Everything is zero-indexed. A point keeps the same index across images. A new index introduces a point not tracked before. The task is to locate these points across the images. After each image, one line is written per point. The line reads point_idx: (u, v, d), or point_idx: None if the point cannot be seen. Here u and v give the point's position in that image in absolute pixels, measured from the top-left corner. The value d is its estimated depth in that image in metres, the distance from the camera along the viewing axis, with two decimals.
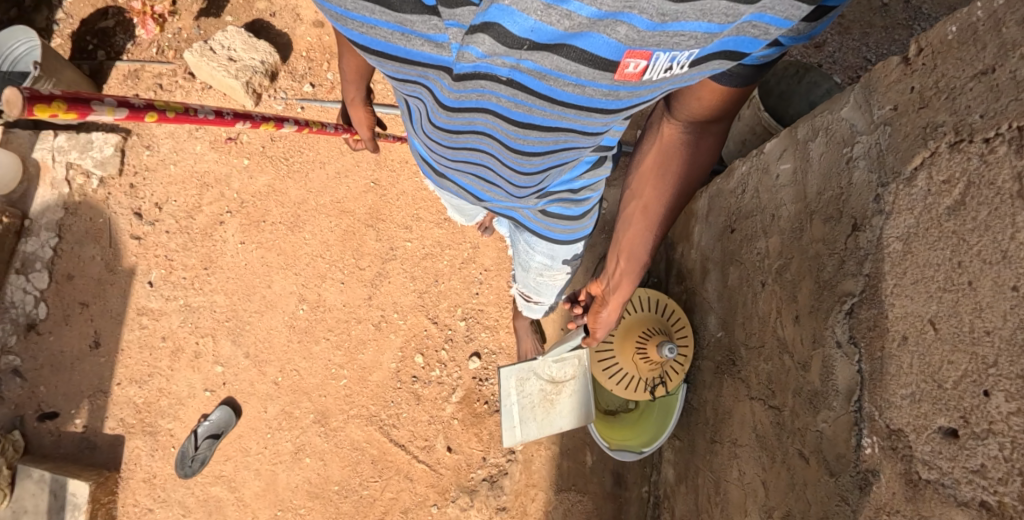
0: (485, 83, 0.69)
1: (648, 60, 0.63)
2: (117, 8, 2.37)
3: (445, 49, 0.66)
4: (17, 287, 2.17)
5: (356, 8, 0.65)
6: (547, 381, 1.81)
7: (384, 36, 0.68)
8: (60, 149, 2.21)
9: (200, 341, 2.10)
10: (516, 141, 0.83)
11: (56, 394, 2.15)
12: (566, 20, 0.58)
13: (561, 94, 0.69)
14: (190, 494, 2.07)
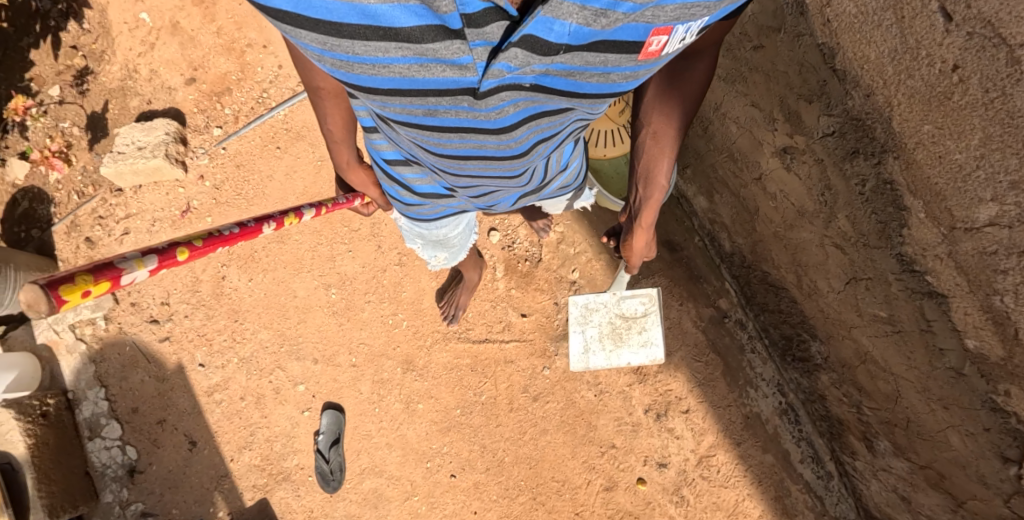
0: (507, 96, 0.80)
1: (668, 34, 0.78)
2: (24, 189, 2.52)
3: (470, 70, 0.74)
4: (100, 449, 2.28)
5: (367, 50, 0.73)
6: (618, 316, 1.96)
7: (400, 71, 0.76)
8: (56, 320, 2.32)
9: (272, 378, 2.20)
10: (509, 144, 0.98)
11: (188, 507, 2.24)
12: (604, 17, 0.69)
13: (582, 86, 0.84)
14: (350, 501, 2.17)
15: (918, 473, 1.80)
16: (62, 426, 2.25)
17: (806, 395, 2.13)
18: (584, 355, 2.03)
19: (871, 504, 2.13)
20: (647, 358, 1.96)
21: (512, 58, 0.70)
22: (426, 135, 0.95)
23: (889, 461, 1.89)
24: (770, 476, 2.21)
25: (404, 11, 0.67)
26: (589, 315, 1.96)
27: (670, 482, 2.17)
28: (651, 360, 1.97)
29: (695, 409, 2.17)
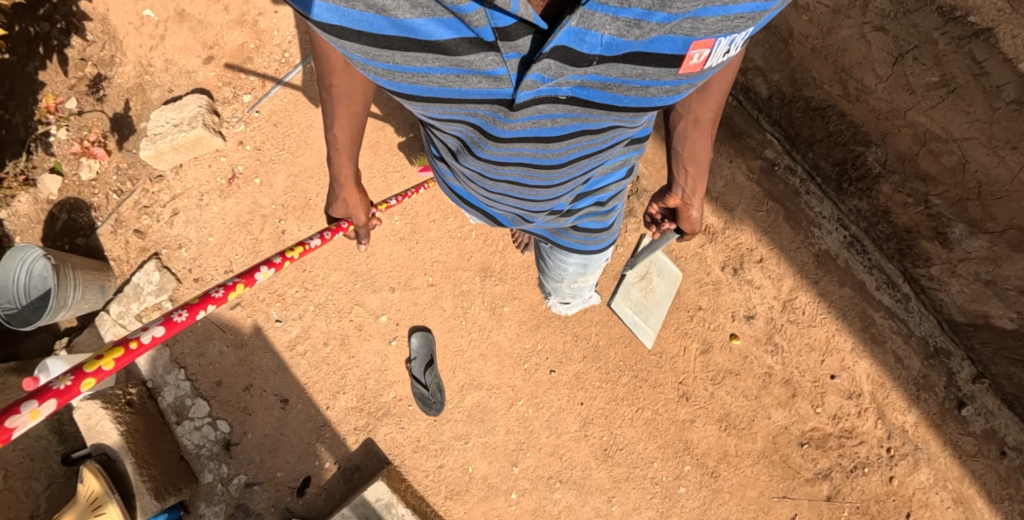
0: (542, 105, 0.91)
1: (710, 47, 0.88)
2: (59, 202, 2.50)
3: (503, 81, 0.86)
4: (191, 430, 2.24)
5: (407, 60, 0.88)
6: (639, 279, 2.21)
7: (438, 79, 0.90)
8: (121, 313, 2.30)
9: (352, 316, 2.19)
10: (546, 155, 1.09)
11: (293, 467, 2.20)
12: (636, 29, 0.80)
13: (620, 98, 0.94)
14: (456, 420, 2.16)
15: (999, 244, 1.86)
16: (149, 414, 2.21)
17: (869, 220, 2.19)
18: (647, 327, 2.19)
19: (954, 311, 2.18)
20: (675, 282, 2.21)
21: (545, 68, 0.82)
22: (470, 140, 1.08)
23: (968, 249, 1.95)
24: (853, 309, 2.24)
25: (439, 26, 0.81)
26: (625, 298, 2.21)
27: (760, 333, 2.21)
28: (676, 282, 2.21)
29: (769, 257, 2.22)
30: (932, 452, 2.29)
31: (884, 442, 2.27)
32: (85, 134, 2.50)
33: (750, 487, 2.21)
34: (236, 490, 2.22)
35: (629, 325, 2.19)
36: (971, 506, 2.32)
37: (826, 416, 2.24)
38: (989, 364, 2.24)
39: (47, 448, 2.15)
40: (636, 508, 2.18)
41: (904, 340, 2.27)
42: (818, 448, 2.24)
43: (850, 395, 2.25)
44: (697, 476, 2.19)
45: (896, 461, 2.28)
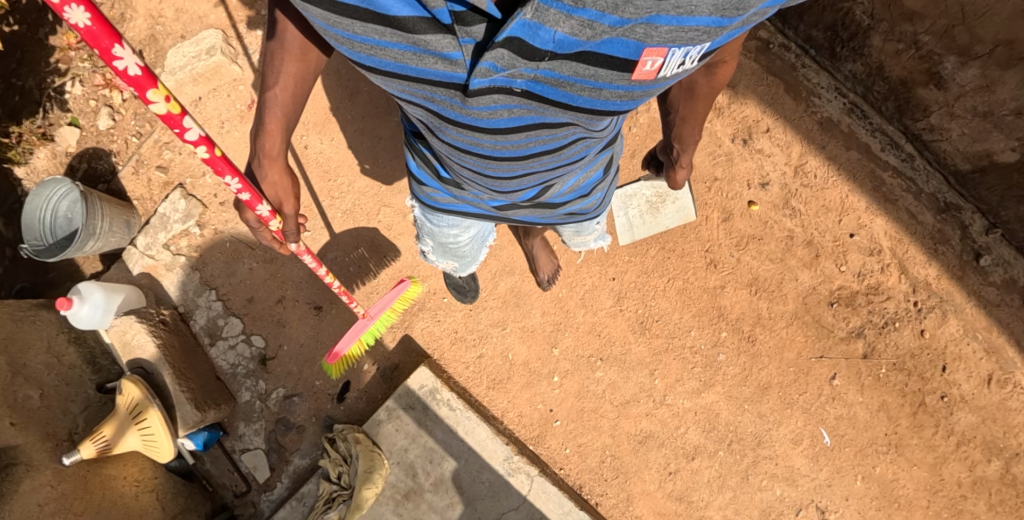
0: (497, 95, 0.92)
1: (663, 56, 0.87)
2: (78, 155, 2.48)
3: (457, 65, 0.87)
4: (225, 350, 2.24)
5: (366, 31, 0.88)
6: (653, 194, 2.25)
7: (396, 55, 0.90)
8: (148, 245, 2.28)
9: (381, 217, 2.25)
10: (504, 145, 1.09)
11: (331, 374, 2.20)
12: (590, 29, 0.79)
13: (574, 97, 0.95)
14: (491, 307, 2.20)
15: (989, 69, 1.95)
16: (181, 335, 2.19)
17: (865, 84, 2.28)
18: (630, 231, 2.25)
19: (958, 159, 2.25)
20: (683, 217, 2.23)
21: (498, 58, 0.82)
22: (431, 123, 1.09)
23: (962, 84, 2.03)
24: (862, 170, 2.32)
25: (398, 1, 0.81)
26: (629, 201, 2.27)
27: (776, 199, 2.28)
28: (686, 220, 2.24)
29: (776, 126, 2.31)
30: (958, 303, 2.33)
31: (910, 296, 2.31)
32: (105, 71, 2.51)
33: (787, 350, 2.24)
34: (275, 404, 2.21)
35: (617, 223, 2.25)
36: (1004, 357, 2.35)
37: (851, 274, 2.28)
38: (1000, 211, 2.29)
39: (82, 376, 2.13)
40: (679, 379, 2.19)
41: (915, 196, 2.33)
42: (847, 306, 2.28)
43: (870, 252, 2.30)
44: (734, 342, 2.22)
45: (925, 314, 2.31)
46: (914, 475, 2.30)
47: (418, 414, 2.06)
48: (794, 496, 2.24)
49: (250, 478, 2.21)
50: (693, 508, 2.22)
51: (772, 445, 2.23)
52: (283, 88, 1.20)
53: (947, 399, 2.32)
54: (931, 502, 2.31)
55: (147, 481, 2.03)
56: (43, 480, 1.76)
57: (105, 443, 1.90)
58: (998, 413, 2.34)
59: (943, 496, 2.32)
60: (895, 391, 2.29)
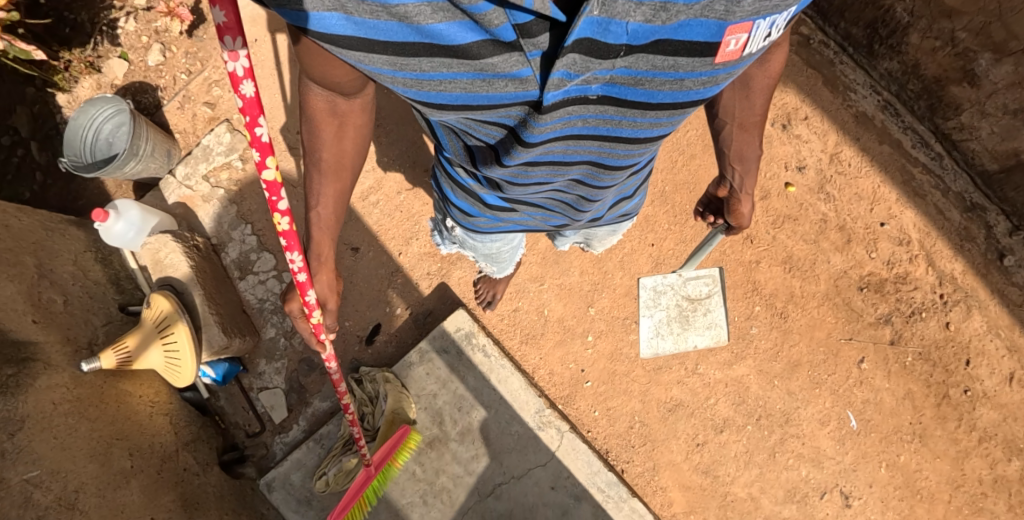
0: (572, 105, 0.78)
1: (748, 31, 0.73)
2: (122, 88, 2.47)
3: (530, 82, 0.73)
4: (255, 285, 2.22)
5: (433, 67, 0.73)
6: (685, 299, 2.23)
7: (463, 84, 0.75)
8: (188, 175, 2.29)
9: (427, 166, 2.26)
10: (580, 150, 0.96)
11: (361, 316, 2.16)
12: (665, 13, 0.66)
13: (655, 93, 0.80)
14: (531, 261, 2.20)
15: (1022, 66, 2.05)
16: (213, 265, 2.17)
17: (900, 82, 2.37)
18: (654, 338, 2.18)
19: (986, 159, 2.34)
20: (713, 338, 2.20)
21: (570, 64, 0.68)
22: (496, 144, 0.94)
23: (995, 81, 2.13)
24: (893, 164, 2.38)
25: (461, 29, 0.66)
26: (657, 300, 2.22)
27: (812, 183, 2.32)
28: (715, 340, 2.20)
29: (814, 114, 2.36)
30: (981, 300, 2.38)
31: (936, 289, 2.35)
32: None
33: (817, 329, 2.25)
34: (301, 344, 2.18)
35: (643, 325, 2.19)
36: None
37: (880, 261, 2.32)
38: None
39: (105, 294, 2.09)
40: (711, 349, 2.19)
41: (943, 193, 2.40)
42: (876, 292, 2.31)
43: (900, 242, 2.34)
44: (767, 316, 2.23)
45: (950, 307, 2.35)
46: (937, 467, 2.31)
47: (450, 358, 2.05)
48: (819, 478, 2.22)
49: (265, 418, 2.15)
50: (720, 482, 2.19)
51: (800, 424, 2.22)
52: (323, 196, 1.10)
53: (970, 394, 2.35)
54: (952, 497, 2.31)
55: (162, 404, 1.97)
56: (59, 380, 1.71)
57: (126, 355, 1.85)
58: (1018, 412, 2.37)
59: (963, 492, 2.32)
60: (920, 381, 2.31)
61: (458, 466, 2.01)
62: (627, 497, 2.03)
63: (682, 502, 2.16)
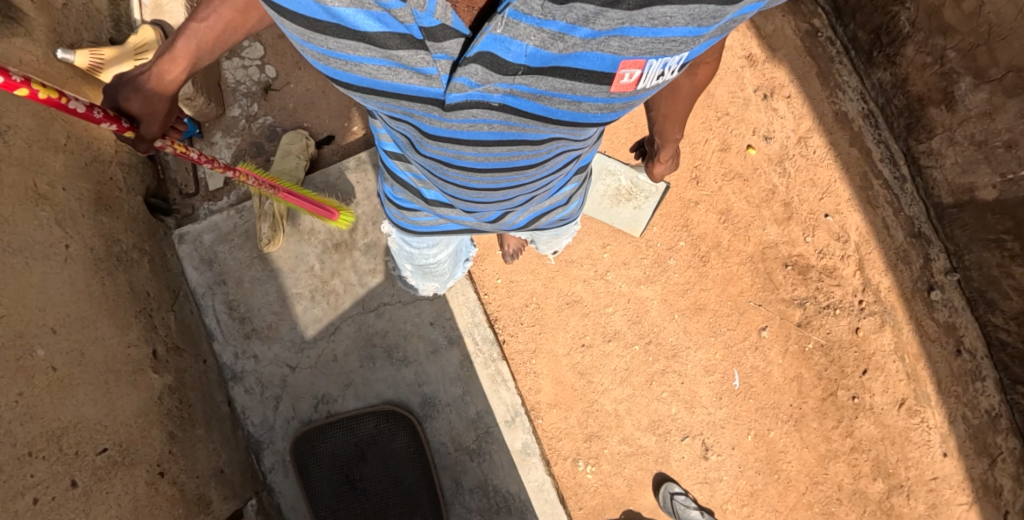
0: (475, 110, 0.83)
1: (642, 67, 0.78)
2: None
3: (435, 80, 0.78)
4: (236, 68, 2.31)
5: (340, 47, 0.77)
6: (624, 182, 2.30)
7: (370, 71, 0.79)
8: None
9: None
10: (487, 160, 1.01)
11: (321, 123, 2.30)
12: (560, 42, 0.70)
13: (553, 111, 0.85)
14: None
15: (996, 95, 2.10)
16: None
17: (887, 95, 2.41)
18: (588, 208, 2.29)
19: (943, 191, 2.37)
20: (629, 225, 2.27)
21: (472, 73, 0.73)
22: (414, 136, 0.98)
23: (969, 107, 2.17)
24: (856, 168, 2.43)
25: (370, 18, 0.71)
26: (602, 174, 2.31)
27: (773, 154, 2.39)
28: (628, 230, 2.28)
29: (796, 95, 2.42)
30: (898, 320, 2.42)
31: (858, 293, 2.40)
32: None
33: (731, 284, 2.32)
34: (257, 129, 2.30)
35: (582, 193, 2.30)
36: (922, 388, 2.43)
37: (812, 248, 2.38)
38: (964, 253, 2.40)
39: (101, 22, 2.23)
40: (626, 263, 2.27)
41: (894, 212, 2.44)
42: (799, 274, 2.37)
43: (837, 238, 2.40)
44: (688, 254, 2.30)
45: (865, 315, 2.40)
46: (803, 457, 2.35)
47: (388, 265, 2.10)
48: (686, 420, 2.27)
49: (201, 184, 2.28)
50: (592, 390, 2.25)
51: (685, 363, 2.28)
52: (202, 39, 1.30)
53: (857, 401, 2.39)
54: (807, 492, 2.36)
55: None
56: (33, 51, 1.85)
57: (99, 63, 2.03)
58: (898, 437, 2.42)
59: (819, 490, 2.36)
60: (813, 369, 2.36)
61: (353, 276, 2.12)
62: (496, 358, 2.13)
63: (549, 392, 2.23)
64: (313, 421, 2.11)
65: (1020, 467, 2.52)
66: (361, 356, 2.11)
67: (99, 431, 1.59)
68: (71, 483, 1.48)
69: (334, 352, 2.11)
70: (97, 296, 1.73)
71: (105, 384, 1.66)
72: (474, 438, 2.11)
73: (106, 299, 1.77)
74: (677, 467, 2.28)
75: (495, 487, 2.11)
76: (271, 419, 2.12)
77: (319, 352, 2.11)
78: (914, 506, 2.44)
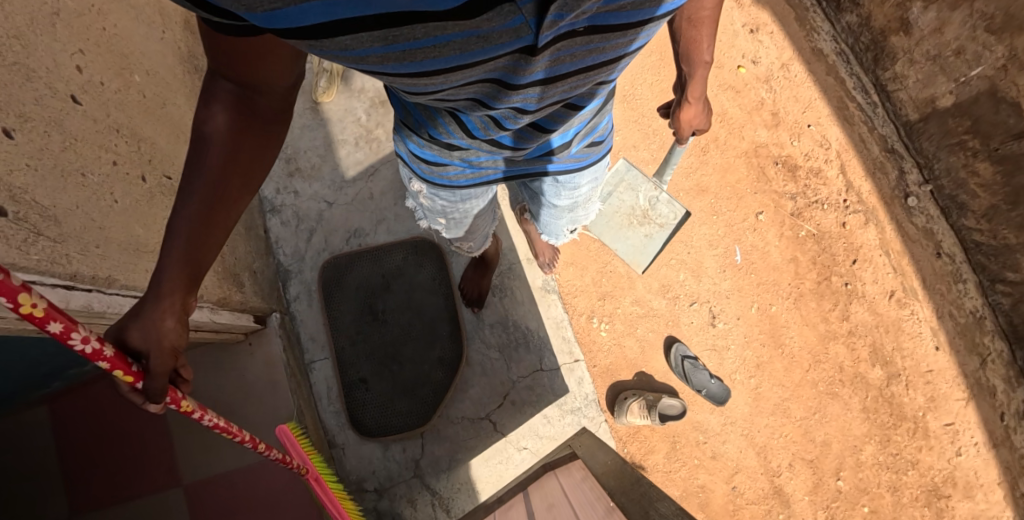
0: (561, 43, 0.80)
1: None
2: None
3: (524, 30, 0.73)
4: None
5: (426, 33, 0.70)
6: (639, 211, 2.49)
7: (458, 48, 0.73)
8: None
9: None
10: (570, 90, 0.98)
11: None
12: None
13: (640, 12, 0.82)
14: None
15: (943, 12, 2.48)
16: None
17: (856, 35, 2.79)
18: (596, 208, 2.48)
19: (910, 109, 2.71)
20: (632, 256, 2.43)
21: (563, 5, 0.70)
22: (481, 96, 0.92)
23: (923, 27, 2.55)
24: (833, 92, 2.78)
25: None
26: (619, 197, 2.50)
27: (761, 74, 2.75)
28: (632, 263, 2.43)
29: (778, 32, 2.80)
30: (880, 219, 2.65)
31: (842, 194, 2.66)
32: None
33: (729, 173, 2.59)
34: None
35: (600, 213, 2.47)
36: (909, 283, 2.61)
37: (799, 150, 2.68)
38: (934, 163, 2.68)
39: None
40: (636, 145, 2.56)
41: (869, 129, 2.76)
42: (788, 171, 2.64)
43: (820, 145, 2.69)
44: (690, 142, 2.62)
45: (850, 212, 2.64)
46: (804, 334, 2.49)
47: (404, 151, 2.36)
48: (693, 286, 2.45)
49: None
50: (606, 252, 2.44)
51: (690, 235, 2.50)
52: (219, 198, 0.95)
53: (850, 288, 2.56)
54: (810, 370, 2.47)
55: None
56: None
57: None
58: (891, 326, 2.56)
59: (822, 369, 2.48)
60: (807, 254, 2.57)
61: (392, 127, 2.36)
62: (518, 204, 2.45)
63: (566, 251, 2.42)
64: (343, 252, 2.34)
65: (1010, 370, 2.62)
66: (395, 197, 2.38)
67: (166, 162, 1.72)
68: (141, 178, 1.57)
69: (371, 192, 2.39)
70: (180, 81, 1.90)
71: (174, 137, 1.78)
72: (496, 276, 2.37)
73: (184, 84, 1.93)
74: (686, 332, 2.43)
75: (513, 323, 2.33)
76: (302, 251, 2.34)
77: (356, 192, 2.38)
78: (914, 396, 2.53)
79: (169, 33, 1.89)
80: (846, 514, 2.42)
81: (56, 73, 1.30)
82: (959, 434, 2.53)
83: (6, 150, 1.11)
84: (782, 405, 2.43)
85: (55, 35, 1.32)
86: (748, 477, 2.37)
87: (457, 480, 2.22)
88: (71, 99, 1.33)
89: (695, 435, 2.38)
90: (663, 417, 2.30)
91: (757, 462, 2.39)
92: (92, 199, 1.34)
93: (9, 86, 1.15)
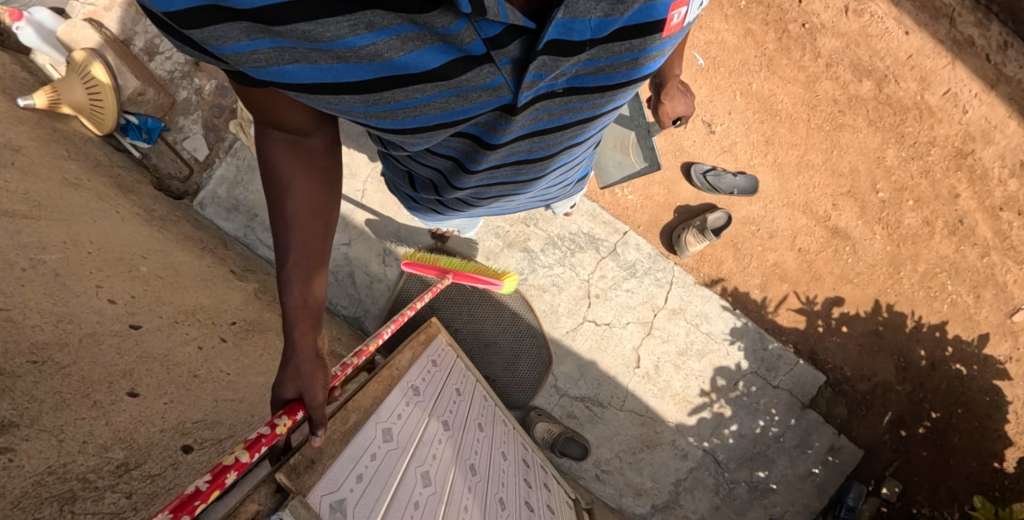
0: (541, 100, 0.97)
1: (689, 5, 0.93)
2: None
3: (502, 88, 0.90)
4: (165, 66, 2.58)
5: (406, 95, 0.90)
6: (624, 140, 2.30)
7: (440, 104, 0.93)
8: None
9: None
10: (555, 141, 1.18)
11: None
12: (620, 8, 0.84)
13: (616, 77, 1.00)
14: None
15: None
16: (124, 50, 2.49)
17: None
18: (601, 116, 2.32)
19: None
20: (602, 177, 2.50)
21: (541, 66, 0.86)
22: (465, 149, 1.14)
23: None
24: None
25: (424, 57, 0.84)
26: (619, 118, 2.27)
27: None
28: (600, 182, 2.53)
29: None
30: None
31: None
32: None
33: None
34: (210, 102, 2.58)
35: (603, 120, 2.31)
36: None
37: None
38: None
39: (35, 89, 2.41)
40: None
41: None
42: None
43: None
44: None
45: None
46: (790, 91, 2.69)
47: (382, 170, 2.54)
48: None
49: (191, 161, 2.59)
50: None
51: None
52: (303, 245, 1.16)
53: (809, 27, 2.68)
54: (811, 118, 2.69)
55: (103, 154, 2.34)
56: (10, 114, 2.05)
57: (55, 96, 2.24)
58: (860, 38, 2.68)
59: (820, 112, 2.70)
60: (757, 19, 2.68)
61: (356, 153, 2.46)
62: None
63: None
64: (386, 272, 2.51)
65: (977, 13, 2.71)
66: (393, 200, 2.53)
67: (222, 312, 1.94)
68: (222, 338, 1.83)
69: (372, 209, 2.53)
70: (154, 237, 2.08)
71: (204, 286, 2.00)
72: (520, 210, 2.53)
73: (167, 239, 2.12)
74: (694, 151, 2.68)
75: (559, 237, 2.53)
76: (354, 294, 2.51)
77: (358, 219, 2.52)
78: (907, 86, 2.69)
79: (122, 210, 2.07)
80: (897, 215, 2.69)
81: (104, 319, 1.54)
82: (959, 94, 2.69)
83: (143, 406, 1.40)
84: (804, 161, 2.69)
85: (75, 292, 1.54)
86: (807, 235, 2.68)
87: (593, 378, 2.51)
88: (129, 328, 1.58)
89: (747, 228, 2.67)
90: (716, 232, 2.58)
91: (807, 217, 2.68)
92: (214, 385, 1.63)
93: (94, 362, 1.40)
